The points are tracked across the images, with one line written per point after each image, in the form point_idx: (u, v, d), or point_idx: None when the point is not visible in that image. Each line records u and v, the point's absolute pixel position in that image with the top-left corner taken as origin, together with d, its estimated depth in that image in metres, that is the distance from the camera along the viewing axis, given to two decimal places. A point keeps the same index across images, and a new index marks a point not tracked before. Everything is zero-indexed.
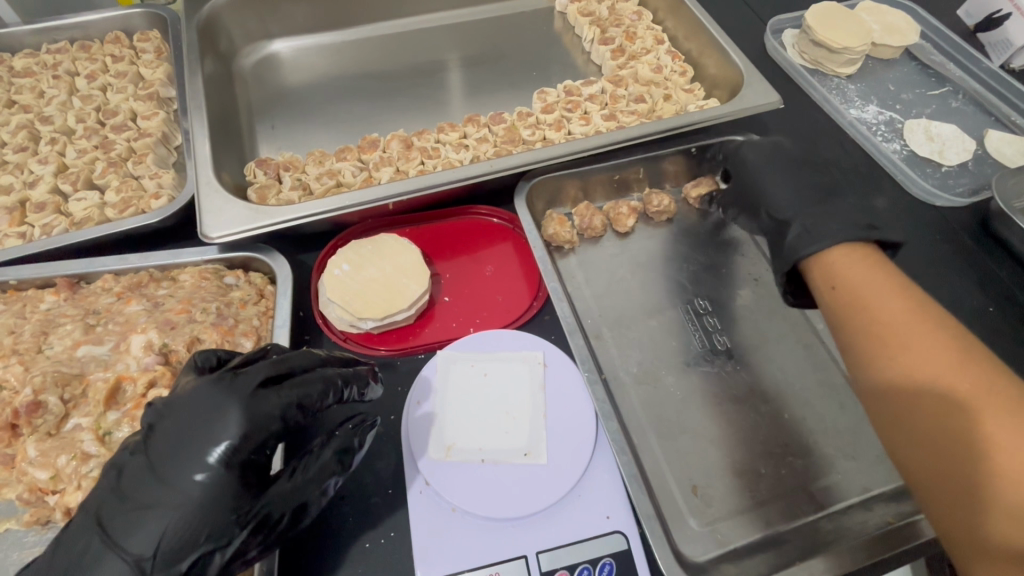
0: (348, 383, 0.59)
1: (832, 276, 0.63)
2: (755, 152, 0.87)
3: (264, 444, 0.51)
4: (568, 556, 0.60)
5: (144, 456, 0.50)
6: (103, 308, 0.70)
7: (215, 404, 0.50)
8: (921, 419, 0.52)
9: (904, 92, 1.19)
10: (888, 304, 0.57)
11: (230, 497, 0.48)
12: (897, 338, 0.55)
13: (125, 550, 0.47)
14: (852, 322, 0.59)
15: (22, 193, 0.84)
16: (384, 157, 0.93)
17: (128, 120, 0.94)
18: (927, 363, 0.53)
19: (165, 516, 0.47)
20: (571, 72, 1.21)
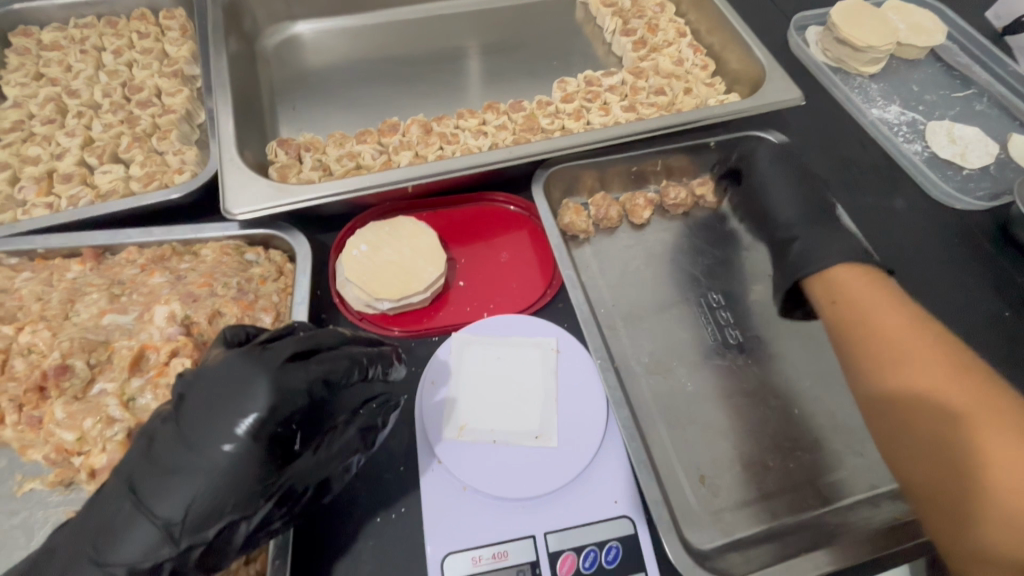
0: (370, 363, 0.60)
1: (835, 291, 0.67)
2: (772, 152, 0.88)
3: (290, 422, 0.51)
4: (575, 539, 0.62)
5: (173, 423, 0.50)
6: (127, 279, 0.72)
7: (245, 378, 0.49)
8: (920, 425, 0.53)
9: (927, 93, 1.17)
10: (890, 317, 0.60)
11: (257, 471, 0.49)
12: (900, 349, 0.57)
13: (155, 515, 0.48)
14: (853, 334, 0.62)
15: (49, 164, 0.86)
16: (404, 141, 0.94)
17: (153, 96, 0.95)
18: (930, 376, 0.54)
19: (193, 485, 0.48)
20: (592, 63, 1.21)
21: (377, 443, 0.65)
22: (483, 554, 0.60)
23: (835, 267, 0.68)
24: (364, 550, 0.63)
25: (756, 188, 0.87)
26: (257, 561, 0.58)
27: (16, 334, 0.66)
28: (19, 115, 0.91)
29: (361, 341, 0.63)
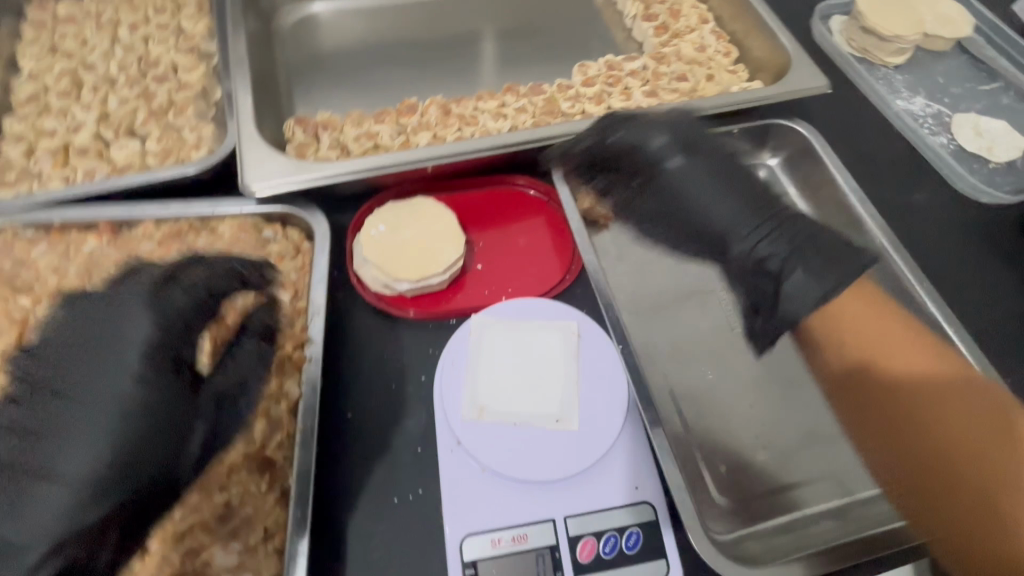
0: (256, 278, 0.62)
1: (871, 320, 0.63)
2: (676, 158, 0.71)
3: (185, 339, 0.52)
4: (595, 523, 0.61)
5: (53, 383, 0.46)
6: (145, 254, 0.73)
7: (130, 315, 0.50)
8: (951, 490, 0.55)
9: (953, 85, 1.15)
10: (892, 352, 0.61)
11: (176, 386, 0.50)
12: (916, 416, 0.58)
13: (60, 475, 0.44)
14: (874, 392, 0.61)
15: (65, 137, 0.85)
16: (422, 122, 0.92)
17: (169, 72, 0.94)
18: (936, 406, 0.58)
19: (109, 421, 0.46)
20: (612, 48, 1.19)
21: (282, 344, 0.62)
22: (503, 537, 0.60)
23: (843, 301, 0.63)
24: (379, 531, 0.62)
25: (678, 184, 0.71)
26: (275, 538, 0.57)
27: (35, 306, 0.66)
28: (35, 87, 0.90)
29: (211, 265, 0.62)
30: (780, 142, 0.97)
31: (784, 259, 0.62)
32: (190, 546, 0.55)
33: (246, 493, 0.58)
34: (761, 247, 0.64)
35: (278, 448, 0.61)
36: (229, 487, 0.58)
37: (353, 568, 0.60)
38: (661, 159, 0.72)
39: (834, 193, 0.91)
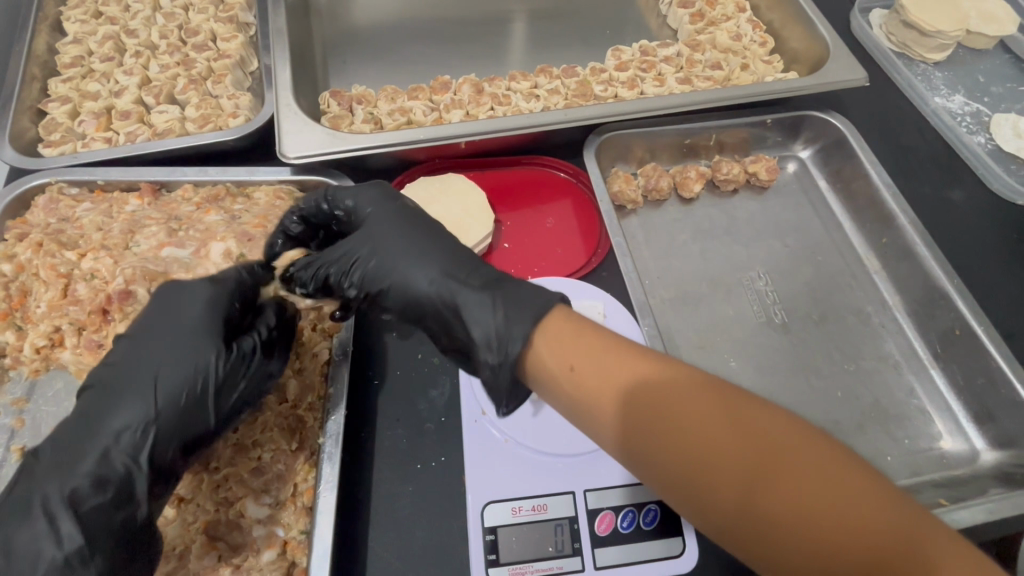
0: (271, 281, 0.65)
1: (567, 344, 0.51)
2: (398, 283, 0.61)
3: (196, 338, 0.56)
4: (613, 498, 0.62)
5: (94, 397, 0.54)
6: (184, 216, 0.73)
7: (164, 319, 0.57)
8: (761, 524, 0.43)
9: (994, 84, 1.12)
10: (611, 395, 0.49)
11: (189, 380, 0.55)
12: (648, 450, 0.47)
13: (115, 443, 0.52)
14: (590, 416, 0.50)
15: (108, 100, 0.87)
16: (456, 100, 0.93)
17: (208, 40, 0.95)
18: (710, 437, 0.45)
19: (153, 395, 0.54)
20: (645, 35, 1.18)
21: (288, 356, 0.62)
22: (523, 506, 0.61)
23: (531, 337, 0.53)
24: (403, 495, 0.63)
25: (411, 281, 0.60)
26: (304, 495, 0.59)
27: (79, 261, 0.68)
28: (78, 50, 0.92)
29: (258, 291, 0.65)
30: (814, 134, 0.96)
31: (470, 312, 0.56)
32: (225, 496, 0.58)
33: (277, 450, 0.60)
34: (460, 321, 0.57)
35: (309, 409, 0.63)
36: (263, 444, 0.60)
37: (377, 528, 0.61)
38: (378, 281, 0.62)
39: (868, 186, 0.90)
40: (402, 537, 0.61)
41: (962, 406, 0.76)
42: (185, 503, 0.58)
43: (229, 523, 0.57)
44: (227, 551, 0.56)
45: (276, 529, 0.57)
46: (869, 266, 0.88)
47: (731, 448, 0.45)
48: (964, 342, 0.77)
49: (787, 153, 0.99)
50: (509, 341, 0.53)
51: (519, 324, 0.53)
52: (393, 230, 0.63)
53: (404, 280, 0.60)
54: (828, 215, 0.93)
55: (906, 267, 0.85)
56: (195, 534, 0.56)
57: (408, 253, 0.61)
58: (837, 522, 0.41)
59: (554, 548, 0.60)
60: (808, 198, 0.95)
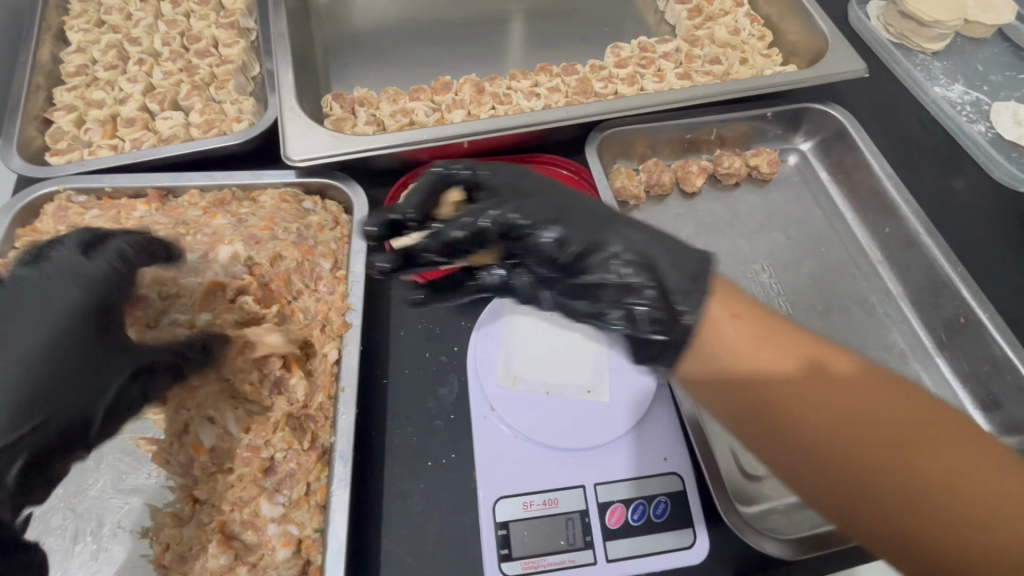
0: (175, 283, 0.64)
1: (732, 301, 0.50)
2: (558, 229, 0.51)
3: (50, 343, 0.54)
4: (623, 491, 0.63)
5: None
6: (191, 220, 0.73)
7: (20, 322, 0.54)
8: (890, 503, 0.46)
9: (993, 73, 1.12)
10: (774, 351, 0.48)
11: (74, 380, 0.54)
12: (803, 406, 0.47)
13: None
14: (741, 396, 0.48)
15: (113, 108, 0.88)
16: (457, 100, 0.94)
17: (210, 47, 0.95)
18: (858, 405, 0.47)
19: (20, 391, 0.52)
20: (644, 31, 1.18)
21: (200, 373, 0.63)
22: (534, 500, 0.62)
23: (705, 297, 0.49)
24: (415, 492, 0.64)
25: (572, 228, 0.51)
26: (317, 494, 0.59)
27: None
28: (83, 59, 0.93)
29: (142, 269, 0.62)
30: (813, 127, 0.97)
31: (635, 259, 0.49)
32: (238, 497, 0.59)
33: (289, 449, 0.61)
34: (616, 260, 0.50)
35: (319, 409, 0.63)
36: (274, 444, 0.61)
37: (389, 525, 0.62)
38: (532, 226, 0.52)
39: (869, 176, 0.90)
40: (414, 534, 0.62)
41: (967, 393, 0.77)
42: (200, 504, 0.59)
43: (244, 523, 0.58)
44: (242, 551, 0.57)
45: (291, 527, 0.58)
46: (871, 256, 0.88)
47: (890, 444, 0.46)
48: (968, 329, 0.77)
49: (787, 146, 0.99)
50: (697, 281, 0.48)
51: (698, 270, 0.49)
52: (534, 183, 0.55)
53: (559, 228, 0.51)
54: (829, 206, 0.94)
55: (910, 256, 0.85)
56: (210, 534, 0.57)
57: (562, 206, 0.53)
58: (987, 505, 0.44)
59: (566, 541, 0.60)
60: (810, 191, 0.95)
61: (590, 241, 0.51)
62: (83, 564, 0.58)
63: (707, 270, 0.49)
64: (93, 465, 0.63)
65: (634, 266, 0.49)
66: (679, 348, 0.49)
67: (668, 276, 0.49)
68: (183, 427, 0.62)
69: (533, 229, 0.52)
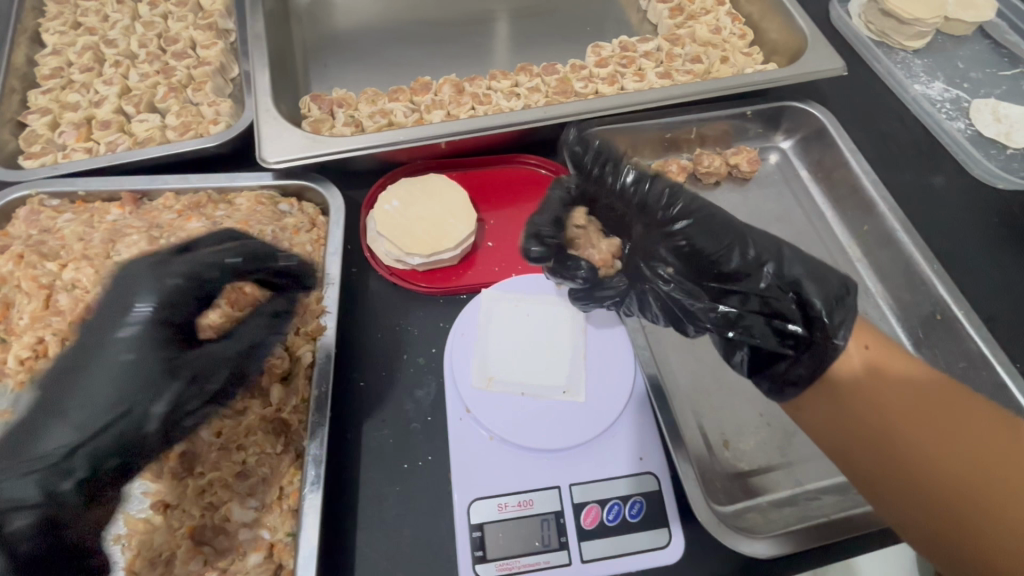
0: (263, 267, 0.62)
1: (862, 333, 0.52)
2: (698, 236, 0.59)
3: (133, 341, 0.51)
4: (599, 492, 0.63)
5: (40, 389, 0.49)
6: (165, 223, 0.73)
7: (113, 325, 0.52)
8: (991, 539, 0.45)
9: (973, 70, 1.13)
10: (892, 381, 0.50)
11: (142, 382, 0.50)
12: (911, 429, 0.48)
13: (36, 463, 0.46)
14: (848, 412, 0.50)
15: (88, 111, 0.87)
16: (436, 100, 0.94)
17: (188, 48, 0.95)
18: (973, 440, 0.47)
19: (103, 394, 0.49)
20: (626, 30, 1.18)
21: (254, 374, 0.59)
22: (509, 502, 0.62)
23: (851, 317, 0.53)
24: (390, 494, 0.64)
25: (731, 242, 0.58)
26: (290, 498, 0.59)
27: (60, 271, 0.69)
28: (58, 62, 0.92)
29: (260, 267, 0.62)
30: (793, 125, 0.97)
31: (782, 275, 0.56)
32: (210, 501, 0.59)
33: (262, 453, 0.61)
34: (763, 274, 0.57)
35: (294, 413, 0.63)
36: (247, 447, 0.61)
37: (364, 528, 0.62)
38: (677, 223, 0.60)
39: (848, 174, 0.90)
40: (389, 536, 0.61)
41: None
42: (172, 509, 0.58)
43: (215, 527, 0.58)
44: (213, 555, 0.57)
45: (263, 532, 0.58)
46: (851, 253, 0.89)
47: (999, 479, 0.46)
48: (944, 326, 0.78)
49: (768, 144, 0.99)
50: (845, 303, 0.53)
51: (838, 291, 0.55)
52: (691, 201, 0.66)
53: (714, 237, 0.58)
54: (809, 204, 0.94)
55: (887, 253, 0.85)
56: (179, 540, 0.56)
57: (730, 224, 0.59)
58: None
59: (541, 542, 0.60)
60: (790, 189, 0.95)
61: (739, 250, 0.57)
62: None
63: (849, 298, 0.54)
64: None
65: (774, 282, 0.56)
66: (806, 354, 0.54)
67: (809, 294, 0.54)
68: None
69: (679, 218, 0.60)
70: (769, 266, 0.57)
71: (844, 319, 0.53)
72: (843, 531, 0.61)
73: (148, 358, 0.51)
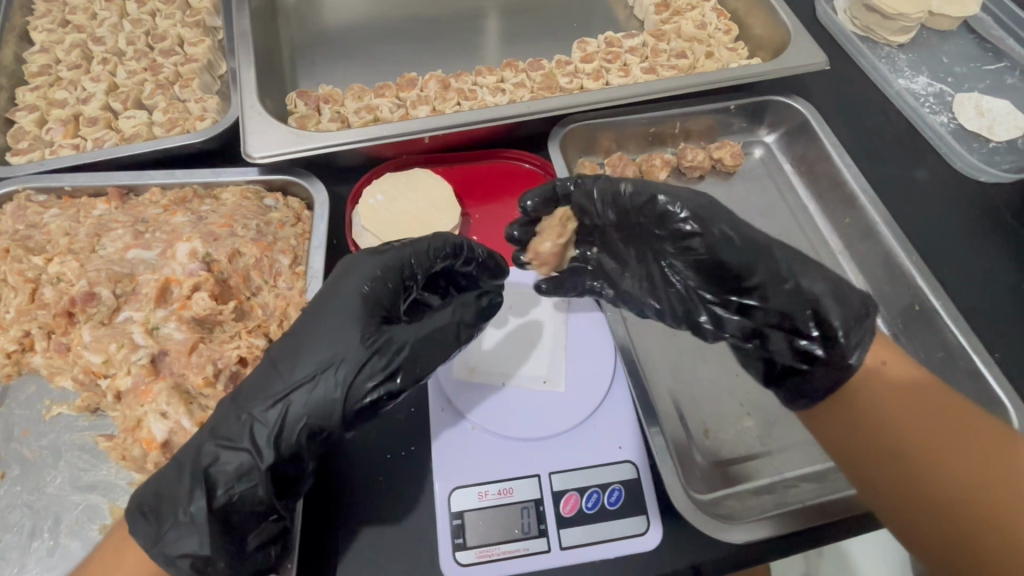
0: (452, 256, 0.65)
1: (880, 352, 0.63)
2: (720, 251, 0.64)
3: (340, 319, 0.58)
4: (578, 479, 0.64)
5: (273, 353, 0.58)
6: (151, 218, 0.74)
7: (334, 307, 0.59)
8: (966, 527, 0.54)
9: (957, 65, 1.14)
10: (900, 395, 0.61)
11: (342, 360, 0.56)
12: (905, 432, 0.59)
13: (250, 416, 0.54)
14: (855, 414, 0.62)
15: (76, 108, 0.88)
16: (422, 96, 0.94)
17: (176, 45, 0.95)
18: (962, 449, 0.57)
19: (308, 363, 0.56)
20: (613, 26, 1.19)
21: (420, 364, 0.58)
22: (489, 490, 0.63)
23: (864, 330, 0.63)
24: (373, 484, 0.64)
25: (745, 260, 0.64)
26: None
27: (45, 265, 0.69)
28: (46, 59, 0.92)
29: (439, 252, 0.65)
30: (777, 119, 0.98)
31: (803, 295, 0.64)
32: None
33: None
34: (785, 291, 0.64)
35: None
36: None
37: (346, 517, 0.62)
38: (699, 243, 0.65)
39: (830, 168, 0.91)
40: (371, 525, 0.62)
41: None
42: None
43: None
44: None
45: None
46: (833, 246, 0.89)
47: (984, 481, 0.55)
48: (922, 317, 0.79)
49: (752, 139, 1.00)
50: (861, 326, 0.63)
51: (860, 313, 0.64)
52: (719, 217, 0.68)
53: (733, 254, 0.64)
54: (793, 197, 0.95)
55: (867, 246, 0.86)
56: None
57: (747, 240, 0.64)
58: None
59: (521, 530, 0.61)
60: (774, 183, 0.96)
61: (760, 267, 0.64)
62: (39, 561, 0.58)
63: (868, 313, 0.64)
64: (52, 462, 0.63)
65: (796, 301, 0.64)
66: (822, 364, 0.65)
67: (826, 313, 0.63)
68: (137, 422, 0.62)
69: (693, 236, 0.65)
70: (790, 284, 0.64)
71: (861, 338, 0.63)
72: (816, 518, 0.62)
73: (347, 340, 0.57)
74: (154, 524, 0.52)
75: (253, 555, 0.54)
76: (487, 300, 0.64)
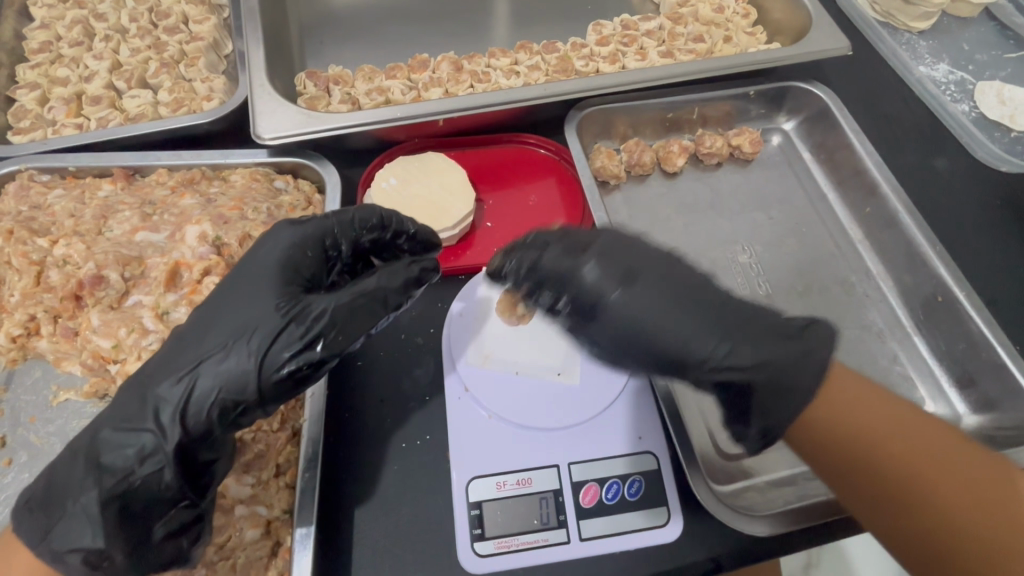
0: (379, 228, 0.64)
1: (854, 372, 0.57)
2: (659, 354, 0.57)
3: (251, 292, 0.56)
4: (598, 471, 0.63)
5: (176, 334, 0.56)
6: (158, 200, 0.72)
7: (247, 277, 0.57)
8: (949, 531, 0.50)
9: (979, 52, 1.11)
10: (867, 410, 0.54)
11: (253, 331, 0.54)
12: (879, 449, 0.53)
13: (150, 396, 0.52)
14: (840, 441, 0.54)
15: (78, 86, 0.86)
16: (434, 78, 0.92)
17: (180, 23, 0.92)
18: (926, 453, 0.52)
19: (214, 338, 0.54)
20: (628, 9, 1.16)
21: (340, 336, 0.54)
22: (508, 480, 0.62)
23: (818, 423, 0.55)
24: (387, 474, 0.63)
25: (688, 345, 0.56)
26: (287, 475, 0.60)
27: (51, 247, 0.67)
28: (47, 36, 0.90)
29: (362, 224, 0.63)
30: (796, 106, 0.96)
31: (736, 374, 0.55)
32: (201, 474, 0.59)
33: (259, 431, 0.62)
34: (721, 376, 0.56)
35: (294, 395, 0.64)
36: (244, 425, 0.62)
37: (362, 508, 0.61)
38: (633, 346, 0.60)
39: (851, 156, 0.89)
40: (387, 515, 0.61)
41: (943, 370, 0.77)
42: None
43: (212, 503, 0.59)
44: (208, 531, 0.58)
45: (259, 508, 0.59)
46: (852, 235, 0.88)
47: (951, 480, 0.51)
48: (944, 308, 0.77)
49: (770, 126, 0.98)
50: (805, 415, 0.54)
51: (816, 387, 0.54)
52: (624, 304, 0.55)
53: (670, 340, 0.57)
54: (813, 187, 0.93)
55: (888, 236, 0.85)
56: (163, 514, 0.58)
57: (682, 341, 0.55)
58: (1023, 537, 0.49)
59: (540, 520, 0.60)
60: (793, 171, 0.94)
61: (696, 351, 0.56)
62: None
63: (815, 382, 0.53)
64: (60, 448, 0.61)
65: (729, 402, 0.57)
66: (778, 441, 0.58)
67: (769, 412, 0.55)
68: None
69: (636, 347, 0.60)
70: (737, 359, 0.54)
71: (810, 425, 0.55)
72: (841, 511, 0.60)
73: (262, 309, 0.55)
74: (43, 518, 0.50)
75: (161, 544, 0.52)
76: (418, 270, 0.61)
